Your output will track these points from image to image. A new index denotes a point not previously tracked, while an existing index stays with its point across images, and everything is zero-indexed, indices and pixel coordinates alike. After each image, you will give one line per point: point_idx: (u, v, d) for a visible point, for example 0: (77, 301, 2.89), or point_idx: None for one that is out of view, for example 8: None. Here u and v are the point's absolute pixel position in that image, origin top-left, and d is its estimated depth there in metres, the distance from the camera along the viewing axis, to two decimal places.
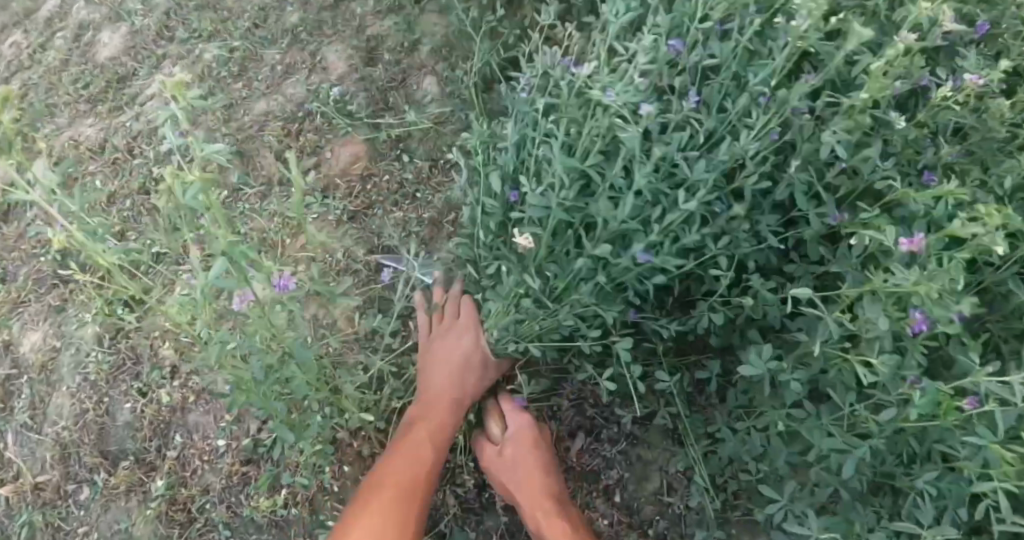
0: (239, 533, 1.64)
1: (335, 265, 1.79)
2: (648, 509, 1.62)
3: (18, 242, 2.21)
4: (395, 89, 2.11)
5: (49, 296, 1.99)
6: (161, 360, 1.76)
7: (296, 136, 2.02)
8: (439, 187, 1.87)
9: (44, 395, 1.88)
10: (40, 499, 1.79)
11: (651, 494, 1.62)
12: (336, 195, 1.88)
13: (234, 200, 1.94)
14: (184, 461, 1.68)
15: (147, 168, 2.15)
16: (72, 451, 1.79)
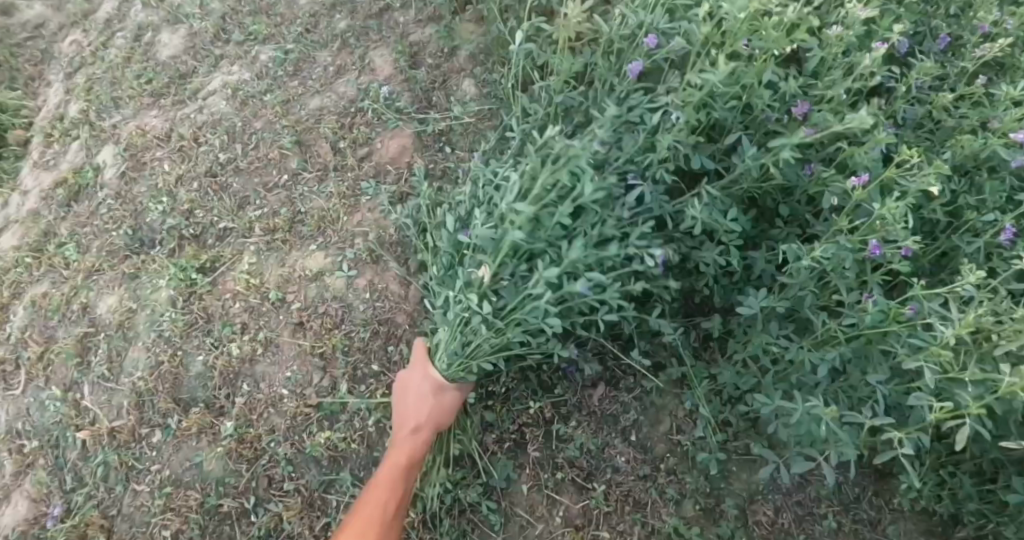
0: (300, 469, 1.83)
1: (389, 238, 2.01)
2: (660, 447, 1.80)
3: (91, 219, 2.43)
4: (436, 89, 2.33)
5: (124, 265, 2.23)
6: (231, 319, 1.98)
7: (348, 129, 2.27)
8: None
9: (120, 350, 2.10)
10: (116, 441, 2.01)
11: (663, 433, 1.80)
12: (386, 180, 2.15)
13: (293, 183, 2.21)
14: (255, 406, 1.89)
15: (212, 154, 2.32)
16: (147, 398, 1.99)
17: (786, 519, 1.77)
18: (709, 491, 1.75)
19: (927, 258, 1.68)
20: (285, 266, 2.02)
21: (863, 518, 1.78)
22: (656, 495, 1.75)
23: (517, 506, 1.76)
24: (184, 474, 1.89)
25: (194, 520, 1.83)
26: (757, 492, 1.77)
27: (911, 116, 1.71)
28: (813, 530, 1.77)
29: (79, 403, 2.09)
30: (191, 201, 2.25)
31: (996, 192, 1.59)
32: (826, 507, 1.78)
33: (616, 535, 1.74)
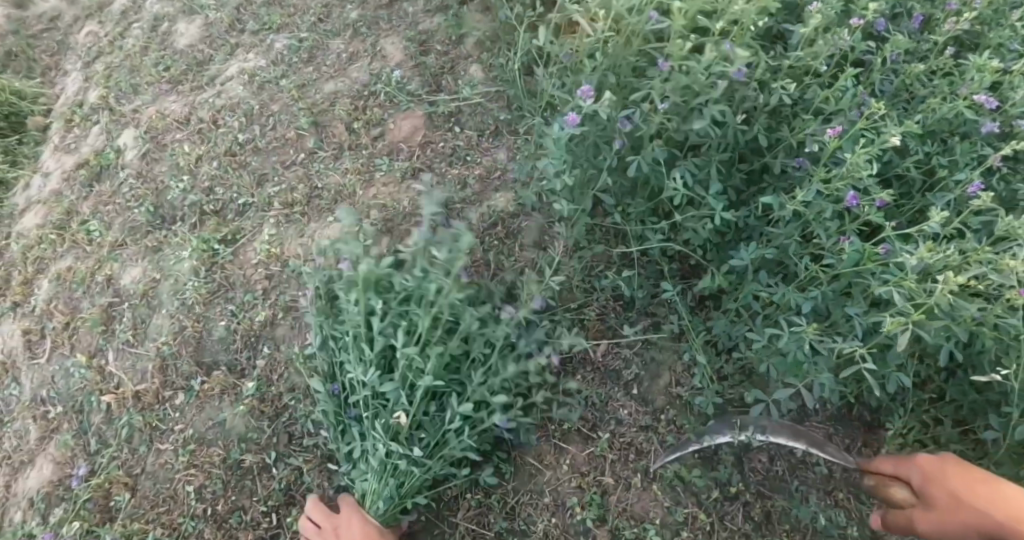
0: (319, 425, 1.95)
1: (403, 210, 2.13)
2: (660, 400, 1.92)
3: (112, 198, 2.52)
4: (445, 74, 2.44)
5: (147, 239, 2.33)
6: (253, 286, 2.10)
7: (363, 111, 2.38)
8: (486, 151, 2.25)
9: (144, 318, 2.20)
10: (140, 403, 2.09)
11: (663, 386, 1.92)
12: (399, 157, 2.27)
13: (309, 160, 2.32)
14: (275, 366, 2.01)
15: (231, 135, 2.43)
16: (171, 362, 2.08)
17: (779, 467, 1.88)
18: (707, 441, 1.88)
19: (902, 213, 1.87)
20: (304, 237, 2.14)
21: (853, 466, 1.89)
22: (657, 444, 1.88)
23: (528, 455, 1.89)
24: (207, 433, 1.98)
25: (217, 474, 1.93)
26: (753, 442, 1.89)
27: (888, 87, 1.89)
28: (806, 475, 1.88)
29: (104, 369, 2.18)
30: (212, 178, 2.36)
31: (965, 152, 1.78)
32: (817, 454, 1.91)
33: (620, 481, 1.86)
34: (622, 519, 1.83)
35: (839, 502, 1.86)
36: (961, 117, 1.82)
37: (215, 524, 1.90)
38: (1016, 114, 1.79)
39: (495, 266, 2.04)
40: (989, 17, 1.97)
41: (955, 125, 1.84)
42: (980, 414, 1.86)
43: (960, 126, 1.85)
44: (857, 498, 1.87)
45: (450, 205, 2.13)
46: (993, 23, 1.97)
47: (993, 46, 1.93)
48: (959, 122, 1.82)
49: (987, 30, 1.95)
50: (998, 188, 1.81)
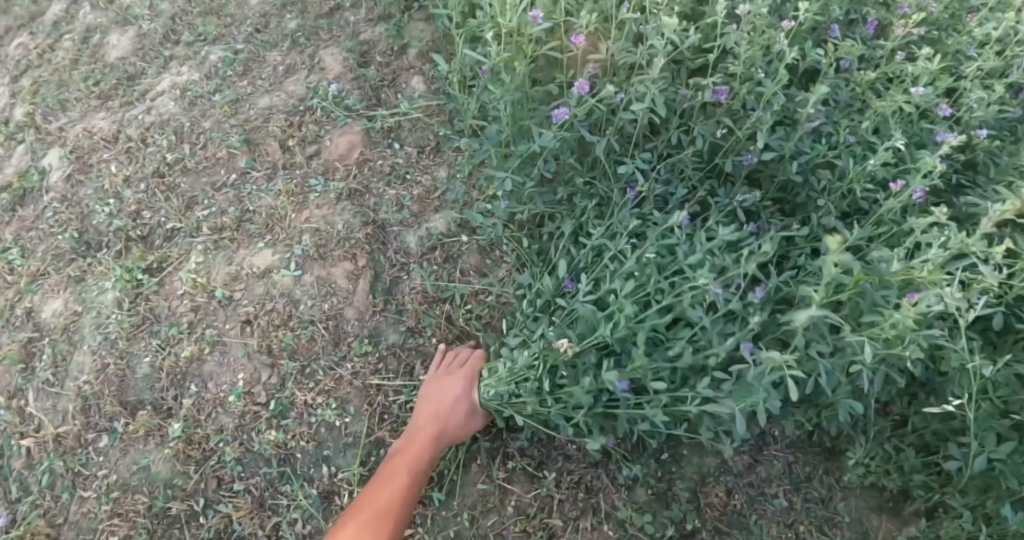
0: (250, 468, 1.82)
1: (338, 234, 2.01)
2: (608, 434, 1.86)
3: (36, 223, 2.34)
4: (385, 87, 2.32)
5: (69, 268, 2.20)
6: (178, 319, 1.97)
7: (298, 127, 2.25)
8: (427, 169, 2.14)
9: (65, 354, 2.07)
10: (62, 448, 1.95)
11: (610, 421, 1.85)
12: (335, 177, 2.14)
13: (242, 181, 2.19)
14: (201, 406, 1.87)
15: (159, 154, 2.29)
16: (92, 402, 1.95)
17: (738, 500, 1.85)
18: (661, 475, 1.85)
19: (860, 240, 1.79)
20: (232, 264, 2.01)
21: (815, 496, 1.87)
22: (606, 481, 1.83)
23: (483, 492, 1.83)
24: (131, 479, 1.85)
25: (142, 523, 1.80)
26: (709, 475, 1.86)
27: (842, 96, 1.80)
28: (765, 509, 1.86)
29: (22, 410, 2.03)
30: (138, 201, 2.22)
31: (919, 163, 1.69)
32: (776, 486, 1.88)
33: (570, 523, 1.81)
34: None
35: (801, 535, 1.84)
36: (914, 128, 1.74)
37: None
38: (968, 125, 1.72)
39: (435, 295, 1.95)
40: (943, 24, 1.89)
41: (912, 135, 1.74)
42: (944, 440, 1.80)
43: (917, 137, 1.75)
44: (820, 530, 1.85)
45: (386, 228, 2.03)
46: (947, 29, 1.88)
47: (950, 53, 1.84)
48: (911, 134, 1.75)
49: (940, 37, 1.87)
50: (955, 203, 1.73)
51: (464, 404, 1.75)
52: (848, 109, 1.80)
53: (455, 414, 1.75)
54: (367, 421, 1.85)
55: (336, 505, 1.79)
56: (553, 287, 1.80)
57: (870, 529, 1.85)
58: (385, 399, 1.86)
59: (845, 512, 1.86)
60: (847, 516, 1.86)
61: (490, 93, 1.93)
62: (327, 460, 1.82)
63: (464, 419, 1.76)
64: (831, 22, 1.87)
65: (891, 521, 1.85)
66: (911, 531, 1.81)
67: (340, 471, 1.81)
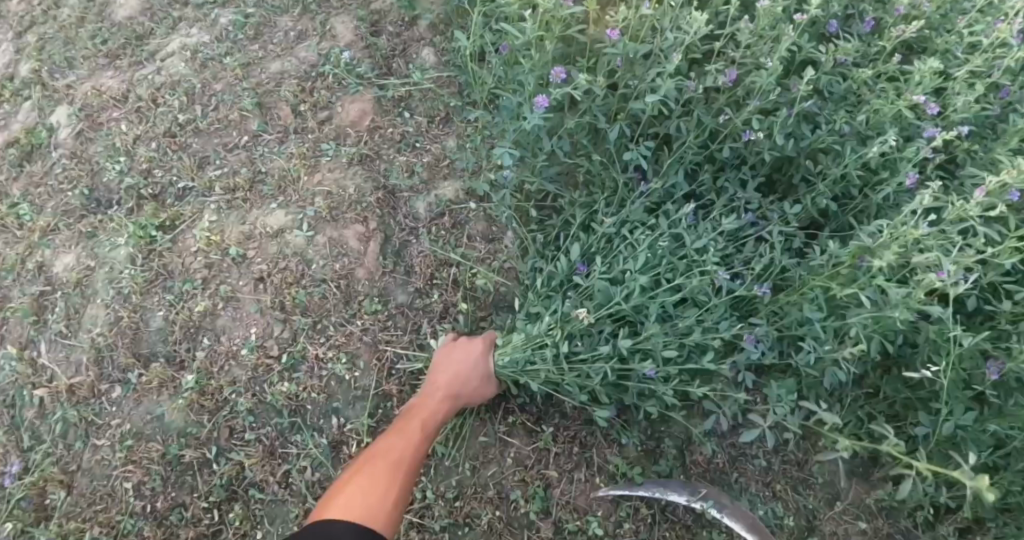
0: (262, 419, 1.89)
1: (350, 197, 2.07)
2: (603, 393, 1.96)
3: (44, 180, 2.36)
4: (396, 56, 2.37)
5: (80, 224, 2.24)
6: (192, 275, 2.03)
7: (310, 93, 2.29)
8: (435, 138, 2.20)
9: (78, 307, 2.13)
10: (75, 397, 2.00)
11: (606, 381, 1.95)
12: (347, 142, 2.20)
13: (253, 144, 2.24)
14: (214, 359, 1.94)
15: (171, 115, 2.32)
16: (106, 354, 2.00)
17: (720, 459, 1.96)
18: (651, 434, 1.96)
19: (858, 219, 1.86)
20: (246, 224, 2.06)
21: (792, 458, 1.99)
22: (600, 437, 1.94)
23: (484, 445, 1.92)
24: (146, 427, 1.91)
25: (156, 469, 1.87)
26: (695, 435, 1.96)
27: (837, 89, 1.86)
28: (746, 467, 1.97)
29: (35, 362, 2.08)
30: (150, 160, 2.26)
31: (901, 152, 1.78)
32: (757, 448, 1.99)
33: (564, 474, 1.92)
34: (564, 512, 1.89)
35: (777, 493, 1.96)
36: (903, 122, 1.82)
37: (155, 522, 1.85)
38: (954, 120, 1.81)
39: (442, 258, 2.02)
40: (936, 21, 1.97)
41: (901, 128, 1.83)
42: (911, 409, 1.92)
43: (904, 130, 1.84)
44: (794, 489, 1.97)
45: (396, 193, 2.10)
46: (939, 26, 1.96)
47: (940, 51, 1.93)
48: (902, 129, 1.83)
49: (931, 34, 1.95)
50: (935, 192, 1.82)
51: (478, 372, 1.82)
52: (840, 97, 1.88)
53: (469, 375, 1.82)
54: (375, 376, 1.93)
55: (344, 454, 1.88)
56: (566, 268, 1.86)
57: (841, 490, 1.98)
58: (392, 355, 1.94)
59: (818, 474, 1.97)
60: (820, 478, 1.98)
61: (505, 69, 1.98)
62: (335, 412, 1.89)
63: (478, 382, 1.82)
64: (829, 14, 1.95)
65: (860, 484, 1.98)
66: (878, 494, 1.94)
67: (348, 423, 1.89)
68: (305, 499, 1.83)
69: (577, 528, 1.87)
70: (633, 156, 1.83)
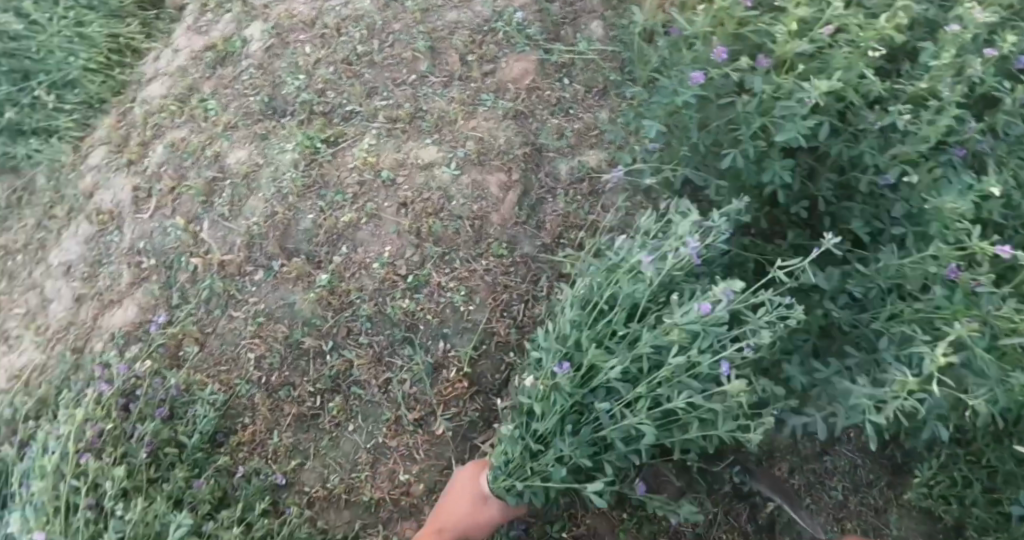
0: (377, 327, 2.07)
1: (497, 146, 2.22)
2: None
3: (231, 82, 2.69)
4: (566, 24, 2.49)
5: (256, 126, 2.54)
6: (345, 188, 2.23)
7: (479, 45, 2.46)
8: (589, 109, 2.33)
9: (243, 196, 2.41)
10: (224, 271, 2.24)
11: None
12: (505, 96, 2.36)
13: (419, 83, 2.43)
14: (349, 265, 2.13)
15: (351, 46, 2.55)
16: (257, 241, 2.24)
17: (796, 481, 2.01)
18: (734, 437, 2.02)
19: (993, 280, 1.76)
20: (400, 152, 2.25)
21: (869, 503, 2.00)
22: None
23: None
24: (277, 310, 2.14)
25: (279, 348, 2.10)
26: (777, 451, 2.01)
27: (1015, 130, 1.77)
28: (819, 496, 2.01)
29: (196, 234, 2.40)
30: (325, 81, 2.51)
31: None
32: (836, 480, 2.01)
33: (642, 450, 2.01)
34: (633, 485, 1.99)
35: (845, 531, 1.98)
36: None
37: (265, 392, 2.08)
38: None
39: (573, 221, 2.16)
40: None
41: None
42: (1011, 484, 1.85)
43: None
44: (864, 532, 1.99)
45: (543, 152, 2.24)
46: None
47: None
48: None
49: None
50: None
51: (476, 497, 1.87)
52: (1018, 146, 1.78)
53: (467, 504, 1.87)
54: (488, 313, 2.07)
55: (445, 377, 2.04)
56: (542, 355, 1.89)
57: None
58: (508, 299, 2.08)
59: (893, 526, 1.98)
60: (894, 530, 1.98)
61: (671, 51, 2.02)
62: (444, 337, 2.05)
63: (474, 510, 1.87)
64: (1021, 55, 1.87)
65: None
66: None
67: (452, 350, 2.05)
68: (399, 406, 2.01)
69: (640, 503, 1.98)
70: (788, 136, 1.73)
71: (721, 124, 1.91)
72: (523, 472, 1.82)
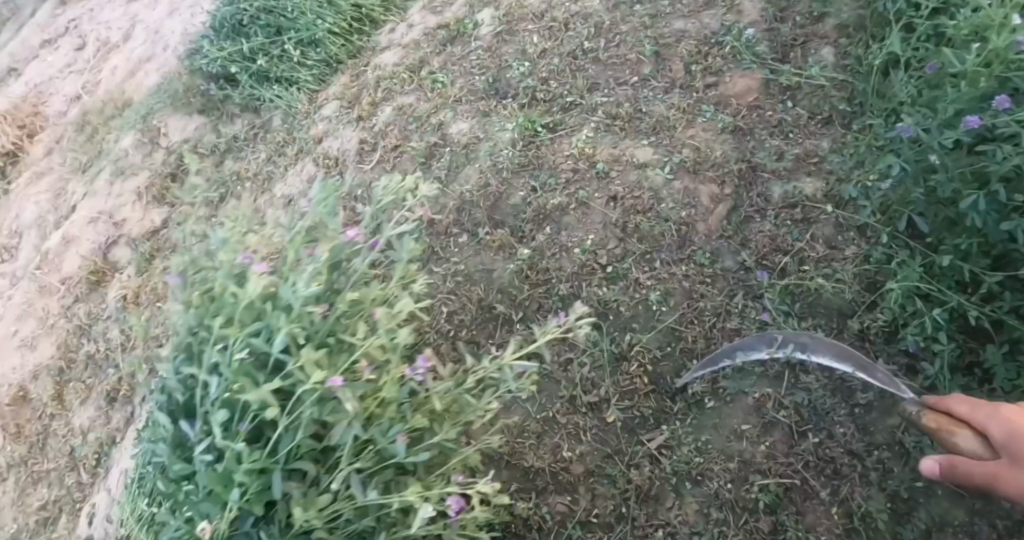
0: (568, 308, 2.16)
1: (711, 158, 2.27)
2: (880, 436, 1.90)
3: (460, 60, 2.97)
4: (796, 46, 2.54)
5: (479, 103, 2.75)
6: (559, 173, 2.36)
7: (704, 56, 2.57)
8: (810, 136, 2.32)
9: (460, 164, 2.57)
10: (432, 229, 2.42)
11: (889, 425, 1.89)
12: (726, 110, 2.43)
13: (640, 84, 2.56)
14: (552, 245, 2.24)
15: (578, 40, 2.76)
16: (468, 207, 2.42)
17: None
18: (906, 497, 1.83)
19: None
20: (617, 148, 2.35)
21: None
22: (859, 472, 1.87)
23: (717, 424, 1.95)
24: (477, 273, 2.30)
25: (473, 309, 2.24)
26: (954, 526, 1.79)
27: None
28: None
29: (411, 191, 2.63)
30: (549, 72, 2.70)
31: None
32: None
33: (807, 488, 1.87)
34: (793, 520, 1.84)
35: None
36: None
37: (451, 345, 2.23)
38: None
39: (780, 244, 2.12)
40: None
41: None
42: None
43: None
44: None
45: (757, 171, 2.25)
46: None
47: None
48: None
49: None
50: None
51: None
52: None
53: None
54: (681, 316, 2.07)
55: (624, 370, 2.04)
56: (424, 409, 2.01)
57: None
58: (702, 308, 2.06)
59: None
60: None
61: (921, 90, 2.09)
62: (630, 331, 2.07)
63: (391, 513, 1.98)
64: None
65: None
66: None
67: (636, 344, 2.06)
68: (575, 388, 2.04)
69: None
70: None
71: (965, 169, 1.85)
72: (259, 453, 1.72)
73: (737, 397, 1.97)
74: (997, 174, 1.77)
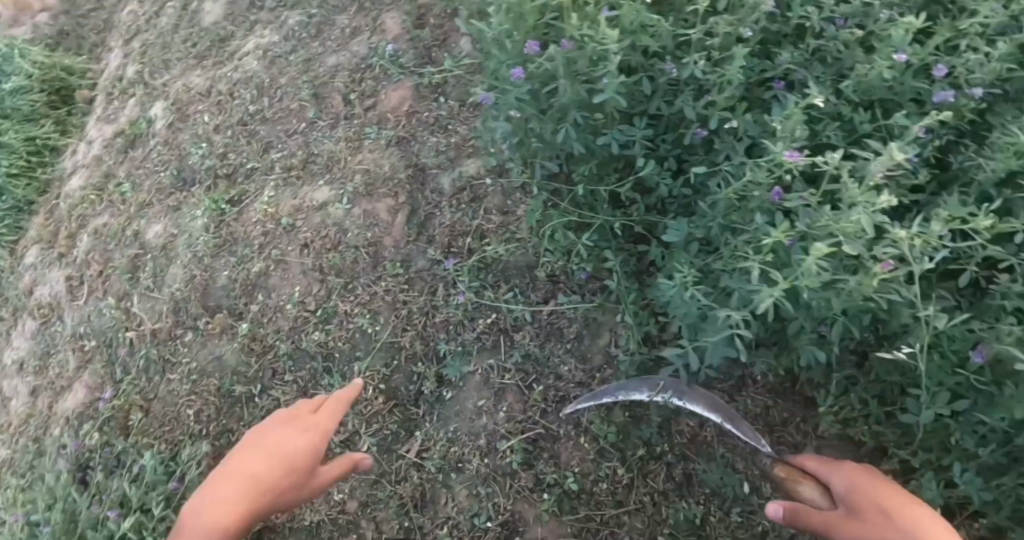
0: (299, 362, 2.21)
1: (380, 174, 2.35)
2: (598, 358, 2.02)
3: (143, 163, 2.89)
4: (437, 45, 2.61)
5: (169, 200, 2.71)
6: (251, 240, 2.40)
7: (358, 83, 2.63)
8: (466, 120, 2.41)
9: (162, 266, 2.55)
10: (157, 339, 2.42)
11: (600, 345, 2.03)
12: (388, 126, 2.51)
13: (309, 129, 2.61)
14: (266, 312, 2.28)
15: (245, 106, 2.76)
16: (182, 305, 2.42)
17: (707, 433, 1.92)
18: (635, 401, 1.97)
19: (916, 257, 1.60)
20: (296, 197, 2.41)
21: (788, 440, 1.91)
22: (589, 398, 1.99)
23: (458, 411, 2.06)
24: (208, 365, 2.29)
25: (215, 399, 2.24)
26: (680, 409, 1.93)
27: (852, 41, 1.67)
28: (734, 444, 1.90)
29: (127, 309, 2.55)
30: (225, 146, 2.70)
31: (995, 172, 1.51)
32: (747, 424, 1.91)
33: (551, 432, 2.00)
34: (548, 466, 1.98)
35: (767, 473, 1.88)
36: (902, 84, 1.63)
37: (209, 441, 2.22)
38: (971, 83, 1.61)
39: (459, 229, 2.20)
40: None
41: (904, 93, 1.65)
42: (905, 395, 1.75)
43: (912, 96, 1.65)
44: None
45: (425, 170, 2.31)
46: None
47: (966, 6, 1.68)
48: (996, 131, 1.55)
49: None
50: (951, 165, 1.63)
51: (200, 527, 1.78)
52: (857, 90, 1.65)
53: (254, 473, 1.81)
54: (396, 328, 2.16)
55: (365, 398, 2.12)
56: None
57: None
58: (411, 312, 2.16)
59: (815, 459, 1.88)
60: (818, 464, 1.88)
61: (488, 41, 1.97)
62: (357, 361, 2.16)
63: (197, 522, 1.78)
64: None
65: None
66: None
67: (367, 370, 2.15)
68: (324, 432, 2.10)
69: (554, 482, 1.96)
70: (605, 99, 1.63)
71: None
72: None
73: (465, 379, 2.08)
74: (572, 105, 1.75)
